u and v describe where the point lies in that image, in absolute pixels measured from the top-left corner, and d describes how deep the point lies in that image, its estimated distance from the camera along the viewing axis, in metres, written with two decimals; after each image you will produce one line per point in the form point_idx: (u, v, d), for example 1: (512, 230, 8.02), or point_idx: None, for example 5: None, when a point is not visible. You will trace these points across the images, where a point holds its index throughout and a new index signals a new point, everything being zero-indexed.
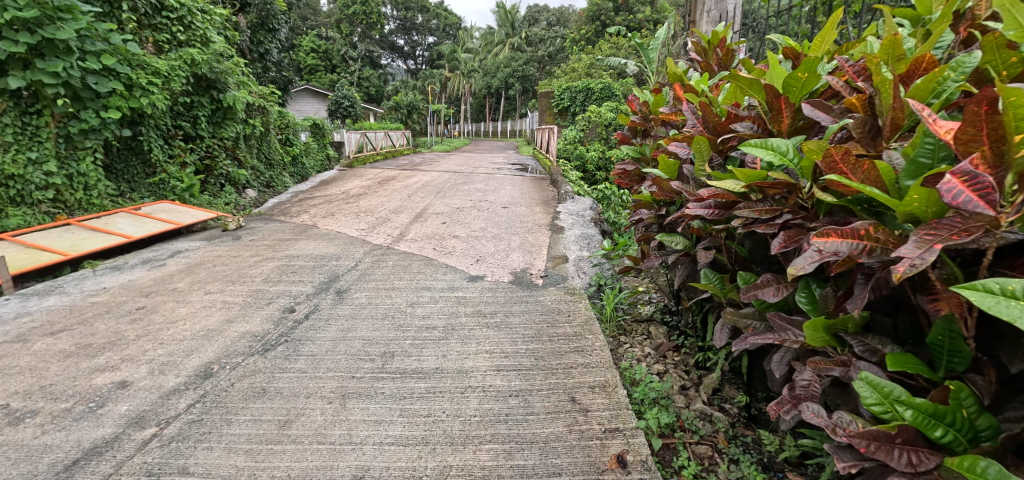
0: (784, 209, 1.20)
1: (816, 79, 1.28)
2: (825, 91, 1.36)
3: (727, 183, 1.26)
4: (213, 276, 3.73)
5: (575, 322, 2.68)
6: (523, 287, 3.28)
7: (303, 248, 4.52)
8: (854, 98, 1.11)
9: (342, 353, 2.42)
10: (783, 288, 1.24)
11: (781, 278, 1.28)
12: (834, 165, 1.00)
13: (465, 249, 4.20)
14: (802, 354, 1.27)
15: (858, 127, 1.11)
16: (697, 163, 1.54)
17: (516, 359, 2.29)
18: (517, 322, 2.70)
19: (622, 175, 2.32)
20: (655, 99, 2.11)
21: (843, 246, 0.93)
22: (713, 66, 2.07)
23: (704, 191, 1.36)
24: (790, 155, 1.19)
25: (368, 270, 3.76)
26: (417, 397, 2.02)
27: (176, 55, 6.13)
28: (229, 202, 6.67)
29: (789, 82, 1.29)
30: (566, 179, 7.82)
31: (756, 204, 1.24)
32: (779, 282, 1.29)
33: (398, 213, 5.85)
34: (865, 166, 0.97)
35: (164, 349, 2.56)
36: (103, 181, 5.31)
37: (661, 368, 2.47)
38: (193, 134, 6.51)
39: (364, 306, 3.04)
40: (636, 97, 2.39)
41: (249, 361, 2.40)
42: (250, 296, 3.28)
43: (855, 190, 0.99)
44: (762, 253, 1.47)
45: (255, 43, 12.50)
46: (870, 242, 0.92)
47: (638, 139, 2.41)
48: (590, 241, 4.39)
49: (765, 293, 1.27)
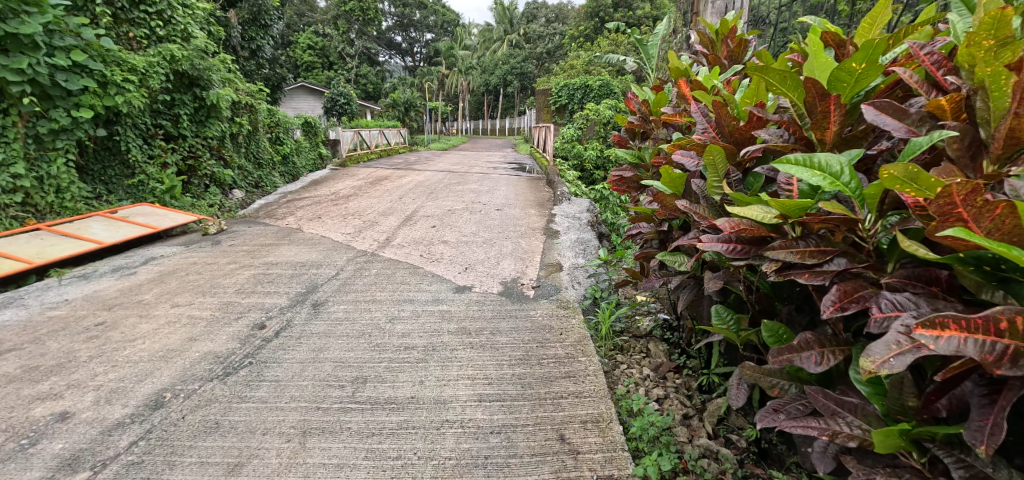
0: (836, 253, 0.97)
1: (875, 73, 1.03)
2: (884, 88, 1.10)
3: (754, 212, 1.04)
4: (184, 287, 3.50)
5: (568, 342, 2.45)
6: (513, 300, 3.05)
7: (284, 254, 4.29)
8: (947, 98, 0.89)
9: (309, 378, 2.19)
10: (829, 358, 0.96)
11: (824, 341, 1.00)
12: (948, 211, 0.73)
13: (454, 256, 3.97)
14: (855, 449, 1.03)
15: (955, 143, 0.87)
16: (710, 178, 1.31)
17: (500, 386, 2.06)
18: (504, 341, 2.47)
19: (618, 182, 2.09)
20: (656, 98, 1.88)
21: (968, 346, 0.68)
22: (722, 58, 1.84)
23: (724, 224, 1.12)
24: (845, 179, 0.93)
25: (350, 280, 3.53)
26: (386, 433, 1.79)
27: (155, 51, 5.86)
28: (213, 204, 6.43)
29: (837, 77, 1.05)
30: (562, 179, 7.59)
31: (797, 242, 1.02)
32: (821, 344, 1.00)
33: (387, 216, 5.62)
34: (998, 211, 0.69)
35: (116, 373, 2.33)
36: (76, 183, 5.06)
37: (661, 393, 2.24)
38: (175, 133, 6.26)
39: (341, 321, 2.81)
40: (634, 95, 2.14)
41: (206, 387, 2.17)
42: (218, 310, 3.05)
43: (978, 247, 0.72)
44: (785, 287, 1.26)
45: (246, 39, 12.24)
46: (1012, 342, 0.67)
47: (637, 142, 2.17)
48: (586, 246, 4.16)
49: (804, 362, 0.99)
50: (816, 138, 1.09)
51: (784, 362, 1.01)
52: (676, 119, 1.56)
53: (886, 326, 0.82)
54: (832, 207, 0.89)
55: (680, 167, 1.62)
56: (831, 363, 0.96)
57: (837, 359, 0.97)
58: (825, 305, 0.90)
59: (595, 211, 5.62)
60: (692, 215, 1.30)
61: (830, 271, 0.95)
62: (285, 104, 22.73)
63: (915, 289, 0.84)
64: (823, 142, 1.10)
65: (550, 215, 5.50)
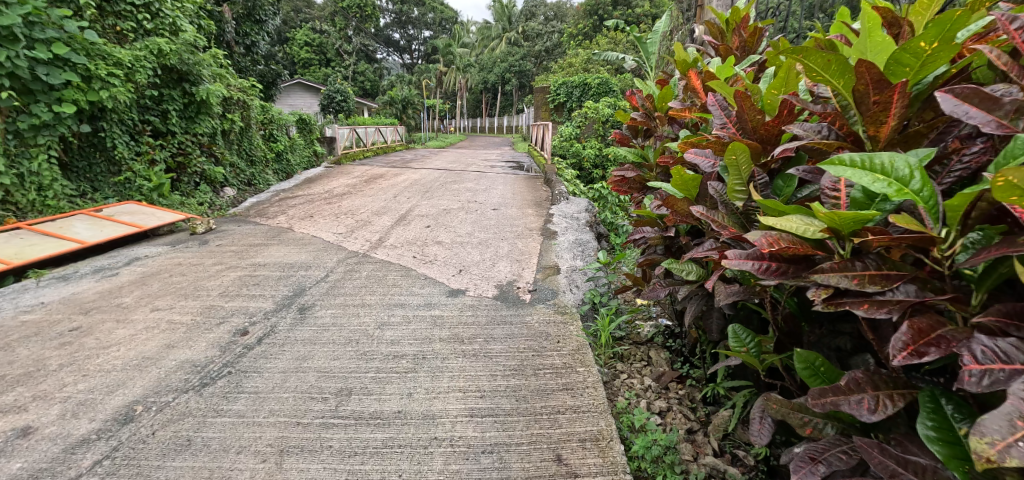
0: (904, 278, 0.84)
1: (949, 55, 0.88)
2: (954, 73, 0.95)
3: (793, 224, 0.93)
4: (166, 289, 3.36)
5: (565, 351, 2.32)
6: (508, 304, 2.93)
7: (272, 255, 4.15)
8: None
9: (290, 390, 2.06)
10: (887, 406, 0.82)
11: (880, 384, 0.86)
12: None
13: (448, 257, 3.84)
14: None
15: None
16: (731, 180, 1.19)
17: (493, 400, 1.94)
18: (498, 350, 2.35)
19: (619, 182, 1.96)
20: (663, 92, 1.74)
21: None
22: (733, 49, 1.71)
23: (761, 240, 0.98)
24: (915, 185, 0.81)
25: (339, 282, 3.40)
26: (370, 452, 1.66)
27: (141, 44, 5.69)
28: (203, 202, 6.29)
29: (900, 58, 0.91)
30: (560, 178, 7.48)
31: (854, 264, 0.89)
32: (875, 388, 0.86)
33: (381, 215, 5.48)
34: None
35: (86, 384, 2.20)
36: (59, 181, 4.91)
37: (664, 405, 2.13)
38: (163, 129, 6.11)
39: (327, 327, 2.68)
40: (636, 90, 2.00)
41: (180, 399, 2.04)
42: (200, 315, 2.91)
43: None
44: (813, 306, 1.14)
45: (241, 35, 12.06)
46: None
47: (640, 140, 2.02)
48: (585, 248, 4.04)
49: (854, 408, 0.84)
50: (869, 134, 0.97)
51: (828, 406, 0.87)
52: (685, 114, 1.42)
53: (991, 384, 0.66)
54: (905, 222, 0.77)
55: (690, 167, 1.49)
56: (889, 412, 0.82)
57: (895, 406, 0.83)
58: (894, 345, 0.78)
59: (594, 212, 5.51)
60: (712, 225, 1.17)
61: (896, 301, 0.83)
62: (281, 101, 22.52)
63: (1019, 333, 0.71)
64: (874, 138, 0.98)
65: (547, 215, 5.38)
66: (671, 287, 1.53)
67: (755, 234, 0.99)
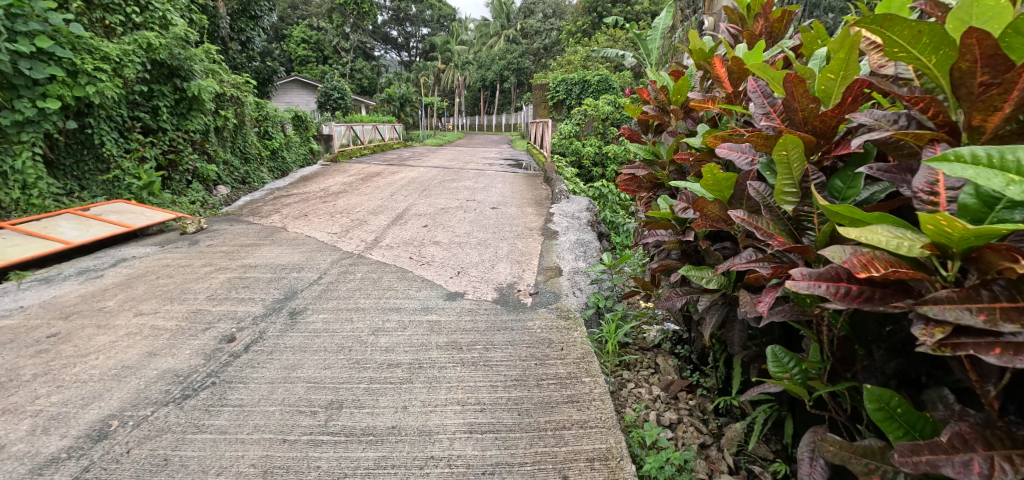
0: None
1: None
2: None
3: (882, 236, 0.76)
4: (151, 293, 3.22)
5: (569, 360, 2.20)
6: (509, 309, 2.80)
7: (264, 256, 4.01)
8: None
9: (277, 403, 1.93)
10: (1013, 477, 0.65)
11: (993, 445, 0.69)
12: None
13: (446, 258, 3.71)
14: None
15: None
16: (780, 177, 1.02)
17: (493, 414, 1.82)
18: (499, 358, 2.22)
19: (630, 181, 1.83)
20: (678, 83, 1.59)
21: None
22: (758, 34, 1.55)
23: (849, 259, 0.80)
24: None
25: (333, 285, 3.26)
26: (361, 474, 1.54)
27: (130, 38, 5.53)
28: (195, 201, 6.15)
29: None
30: (560, 176, 7.35)
31: (977, 292, 0.70)
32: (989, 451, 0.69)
33: (377, 214, 5.35)
34: None
35: (60, 396, 2.06)
36: (45, 179, 4.75)
37: (674, 417, 2.00)
38: (153, 126, 5.95)
39: (319, 333, 2.55)
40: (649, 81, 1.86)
41: (159, 413, 1.91)
42: (185, 320, 2.78)
43: None
44: (869, 328, 1.00)
45: (236, 31, 11.88)
46: None
47: (652, 136, 1.88)
48: (588, 249, 3.91)
49: (960, 472, 0.68)
50: (973, 123, 0.78)
51: (922, 465, 0.71)
52: (707, 105, 1.28)
53: None
54: None
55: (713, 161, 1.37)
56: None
57: (1016, 473, 0.66)
58: None
59: (595, 211, 5.39)
60: (755, 231, 1.04)
61: None
62: (277, 98, 22.32)
63: None
64: (977, 129, 0.79)
65: (548, 214, 5.25)
66: (687, 296, 1.40)
67: (839, 252, 0.83)
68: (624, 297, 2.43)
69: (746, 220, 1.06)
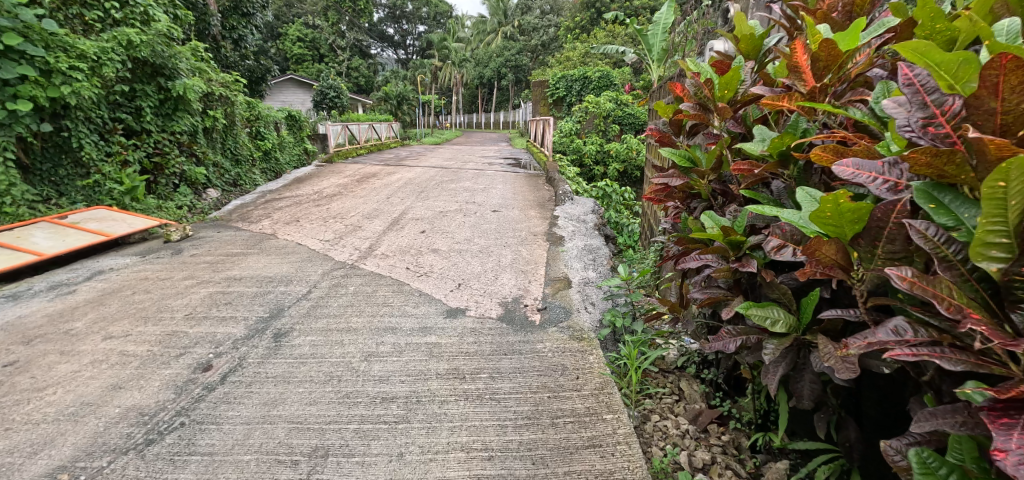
0: None
1: None
2: None
3: None
4: (124, 312, 2.96)
5: (587, 392, 1.94)
6: (515, 328, 2.53)
7: (250, 267, 3.74)
8: None
9: (252, 450, 1.68)
10: None
11: None
12: None
13: (445, 269, 3.44)
14: None
15: None
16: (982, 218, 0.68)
17: (503, 463, 1.56)
18: (507, 390, 1.97)
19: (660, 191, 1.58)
20: (728, 76, 1.29)
21: None
22: (831, 12, 1.28)
23: None
24: None
25: (322, 300, 2.99)
26: None
27: (108, 34, 5.23)
28: (182, 206, 5.89)
29: None
30: (562, 177, 7.10)
31: None
32: None
33: (371, 219, 5.09)
34: None
35: (5, 442, 1.80)
36: (18, 185, 4.47)
37: (707, 457, 1.72)
38: (136, 128, 5.67)
39: (305, 360, 2.29)
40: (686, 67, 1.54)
41: (117, 464, 1.66)
42: (159, 344, 2.52)
43: None
44: None
45: (227, 29, 11.56)
46: None
47: (687, 137, 1.59)
48: (596, 256, 3.65)
49: None
50: None
51: None
52: (783, 103, 1.06)
53: None
54: None
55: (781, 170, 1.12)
56: None
57: None
58: None
59: (601, 213, 5.15)
60: (935, 302, 0.71)
61: None
62: (272, 97, 22.00)
63: None
64: None
65: (552, 217, 4.99)
66: (743, 335, 1.12)
67: None
68: (647, 319, 2.14)
69: (918, 286, 0.74)
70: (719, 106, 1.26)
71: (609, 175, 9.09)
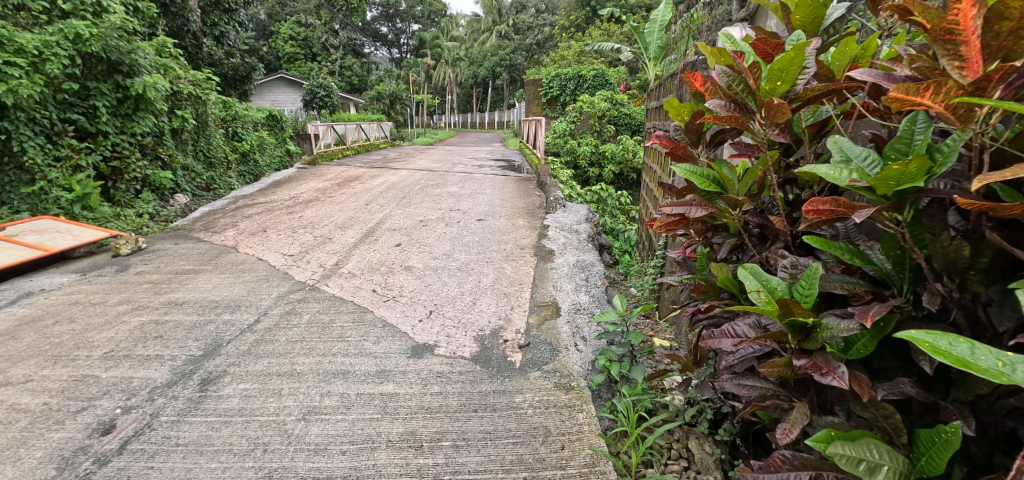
0: None
1: None
2: None
3: None
4: (34, 349, 2.51)
5: (573, 471, 1.54)
6: (490, 371, 2.12)
7: (197, 288, 3.28)
8: None
9: None
10: None
11: None
12: None
13: (417, 291, 3.02)
14: None
15: None
16: None
17: None
18: (472, 468, 1.55)
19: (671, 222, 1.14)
20: (786, 57, 0.85)
21: None
22: None
23: None
24: None
25: (269, 333, 2.54)
26: None
27: (55, 27, 4.77)
28: (143, 213, 5.44)
29: None
30: (555, 180, 6.69)
31: None
32: None
33: (345, 229, 4.65)
34: None
35: None
36: None
37: None
38: (91, 130, 5.22)
39: (229, 420, 1.86)
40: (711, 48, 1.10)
41: None
42: (59, 395, 2.08)
43: None
44: None
45: (208, 25, 10.94)
46: None
47: (709, 151, 1.15)
48: (589, 275, 3.24)
49: None
50: None
51: None
52: (924, 99, 0.67)
53: None
54: None
55: (894, 210, 0.70)
56: None
57: None
58: None
59: (595, 222, 4.74)
60: None
61: None
62: (262, 96, 21.43)
63: None
64: None
65: (541, 227, 4.59)
66: (813, 468, 0.76)
67: None
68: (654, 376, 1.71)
69: None
70: (773, 100, 0.84)
71: (605, 177, 8.73)
